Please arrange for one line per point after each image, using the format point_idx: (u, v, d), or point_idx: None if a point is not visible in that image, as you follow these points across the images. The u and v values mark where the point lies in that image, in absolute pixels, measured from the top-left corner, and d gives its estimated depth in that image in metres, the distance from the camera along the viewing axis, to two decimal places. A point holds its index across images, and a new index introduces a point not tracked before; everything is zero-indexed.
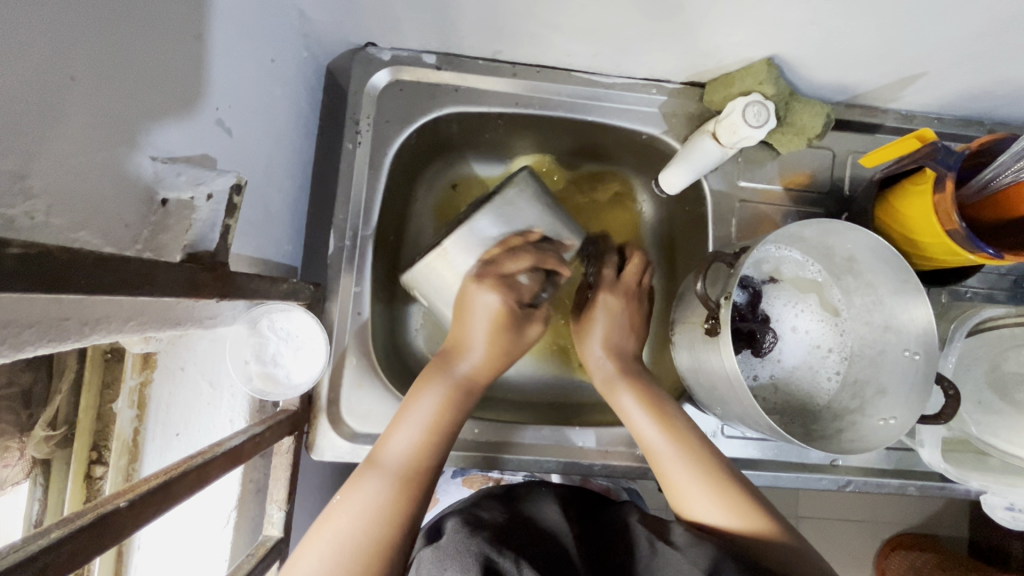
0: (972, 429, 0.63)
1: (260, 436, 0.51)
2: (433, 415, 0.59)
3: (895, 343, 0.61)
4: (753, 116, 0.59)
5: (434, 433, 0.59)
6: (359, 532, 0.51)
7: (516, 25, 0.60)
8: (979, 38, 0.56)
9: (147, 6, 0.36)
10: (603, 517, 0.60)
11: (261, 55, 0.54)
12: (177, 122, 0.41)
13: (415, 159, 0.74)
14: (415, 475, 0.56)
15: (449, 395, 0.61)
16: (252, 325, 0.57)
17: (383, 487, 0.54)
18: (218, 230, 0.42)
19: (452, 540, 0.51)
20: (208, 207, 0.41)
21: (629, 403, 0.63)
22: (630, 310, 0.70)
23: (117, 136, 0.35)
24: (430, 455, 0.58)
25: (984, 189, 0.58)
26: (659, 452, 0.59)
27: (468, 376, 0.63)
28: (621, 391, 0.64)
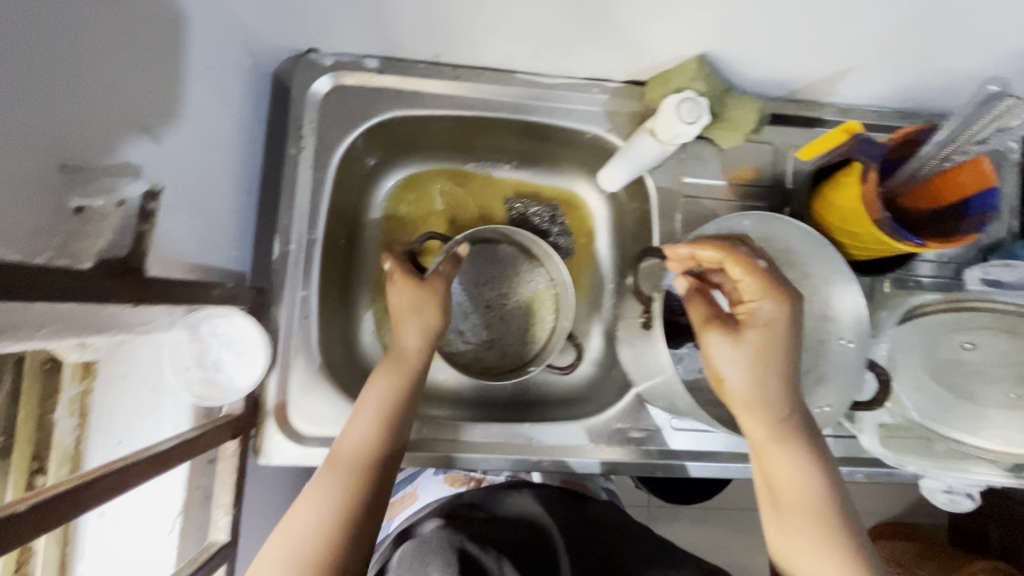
0: (915, 416, 0.63)
1: (195, 441, 0.51)
2: (383, 405, 0.61)
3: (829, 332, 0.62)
4: (685, 112, 0.60)
5: (386, 417, 0.61)
6: (324, 511, 0.53)
7: (452, 28, 0.61)
8: (898, 31, 0.57)
9: (49, 14, 0.37)
10: (577, 510, 0.66)
11: (197, 64, 0.55)
12: (92, 130, 0.41)
13: (363, 163, 0.74)
14: (377, 455, 0.58)
15: (401, 383, 0.63)
16: (192, 330, 0.57)
17: (351, 459, 0.57)
18: (131, 235, 0.45)
19: (435, 537, 0.58)
20: (120, 213, 0.43)
21: (790, 468, 0.52)
22: (802, 316, 0.54)
23: (21, 145, 0.35)
24: (383, 438, 0.59)
25: (912, 179, 0.59)
26: (807, 536, 0.51)
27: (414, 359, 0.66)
28: (788, 454, 0.53)
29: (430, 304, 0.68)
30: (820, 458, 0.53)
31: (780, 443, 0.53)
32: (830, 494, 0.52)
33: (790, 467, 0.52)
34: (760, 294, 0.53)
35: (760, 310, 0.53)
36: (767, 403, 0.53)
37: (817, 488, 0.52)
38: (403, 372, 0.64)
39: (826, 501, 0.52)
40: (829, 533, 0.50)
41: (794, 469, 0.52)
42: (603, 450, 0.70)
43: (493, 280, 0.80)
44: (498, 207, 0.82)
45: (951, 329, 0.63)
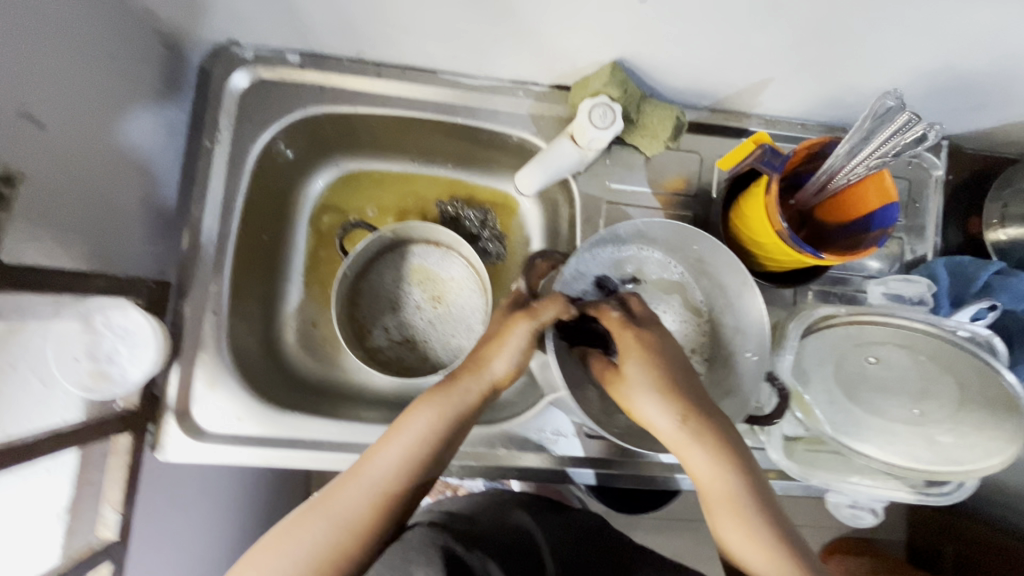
0: (827, 429, 0.62)
1: (70, 435, 0.50)
2: (417, 441, 0.53)
3: (739, 342, 0.63)
4: (598, 117, 0.61)
5: (416, 453, 0.53)
6: (319, 534, 0.49)
7: (364, 23, 0.61)
8: (805, 43, 0.57)
9: None
10: (564, 527, 0.64)
11: (98, 53, 0.54)
12: None
13: (289, 160, 0.73)
14: (399, 490, 0.52)
15: (446, 418, 0.55)
16: (84, 320, 0.57)
17: (365, 494, 0.51)
18: None
19: (417, 535, 0.55)
20: None
21: (727, 476, 0.52)
22: (668, 344, 0.57)
23: None
24: (406, 479, 0.52)
25: (821, 190, 0.59)
26: (754, 540, 0.50)
27: (464, 394, 0.56)
28: (723, 463, 0.52)
29: (518, 352, 0.57)
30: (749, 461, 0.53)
31: (694, 442, 0.52)
32: (765, 496, 0.52)
33: (708, 467, 0.52)
34: (620, 329, 0.57)
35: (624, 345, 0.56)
36: (681, 406, 0.53)
37: (739, 487, 0.52)
38: (451, 407, 0.55)
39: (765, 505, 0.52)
40: (773, 535, 0.50)
41: (726, 475, 0.52)
42: (516, 455, 0.69)
43: (419, 286, 0.80)
44: (430, 208, 0.81)
45: (856, 343, 0.64)
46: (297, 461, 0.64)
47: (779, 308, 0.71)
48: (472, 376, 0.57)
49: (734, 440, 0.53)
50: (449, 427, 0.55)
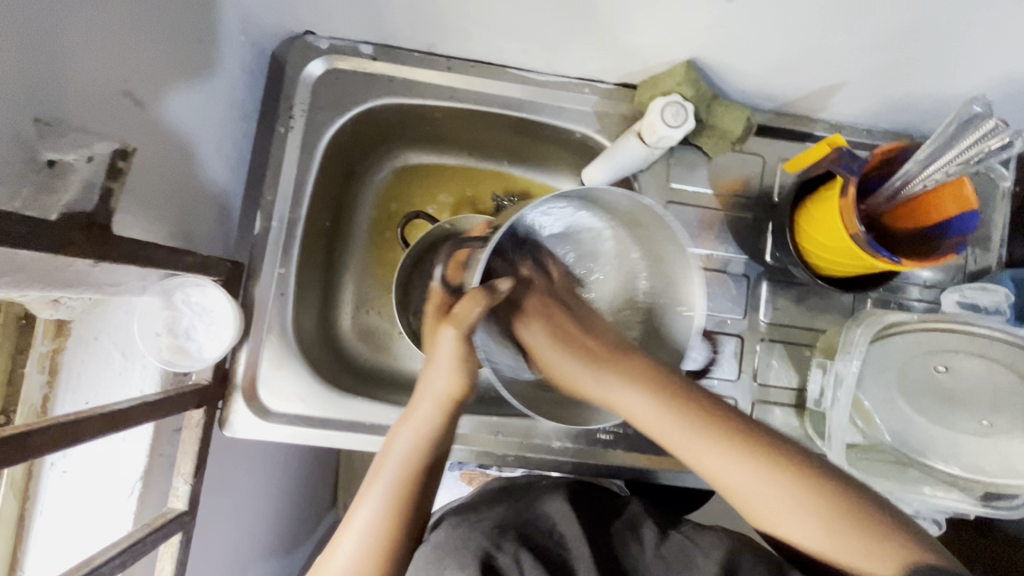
0: (886, 437, 0.63)
1: (155, 404, 0.52)
2: (407, 458, 0.57)
3: (673, 298, 0.62)
4: (670, 116, 0.61)
5: (409, 469, 0.56)
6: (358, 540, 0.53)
7: (440, 16, 0.62)
8: (887, 46, 0.57)
9: None
10: (603, 501, 0.65)
11: (190, 37, 0.56)
12: (81, 71, 0.43)
13: (353, 149, 0.75)
14: (411, 495, 0.55)
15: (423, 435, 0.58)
16: (165, 297, 0.59)
17: (376, 510, 0.54)
18: (97, 192, 0.42)
19: (450, 537, 0.58)
20: (88, 169, 0.42)
21: (689, 444, 0.55)
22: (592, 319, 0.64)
23: (14, 100, 0.37)
24: (409, 490, 0.56)
25: (894, 197, 0.59)
26: (756, 494, 0.52)
27: (426, 415, 0.60)
28: (671, 430, 0.56)
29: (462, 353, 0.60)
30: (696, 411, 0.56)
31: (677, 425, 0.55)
32: (747, 441, 0.53)
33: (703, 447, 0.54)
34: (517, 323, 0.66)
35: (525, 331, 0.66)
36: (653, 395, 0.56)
37: (739, 457, 0.53)
38: (421, 431, 0.58)
39: (746, 448, 0.53)
40: (773, 478, 0.51)
41: (693, 440, 0.55)
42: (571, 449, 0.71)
43: None
44: (487, 203, 0.82)
45: (926, 350, 0.62)
46: (357, 443, 0.65)
47: (837, 314, 0.72)
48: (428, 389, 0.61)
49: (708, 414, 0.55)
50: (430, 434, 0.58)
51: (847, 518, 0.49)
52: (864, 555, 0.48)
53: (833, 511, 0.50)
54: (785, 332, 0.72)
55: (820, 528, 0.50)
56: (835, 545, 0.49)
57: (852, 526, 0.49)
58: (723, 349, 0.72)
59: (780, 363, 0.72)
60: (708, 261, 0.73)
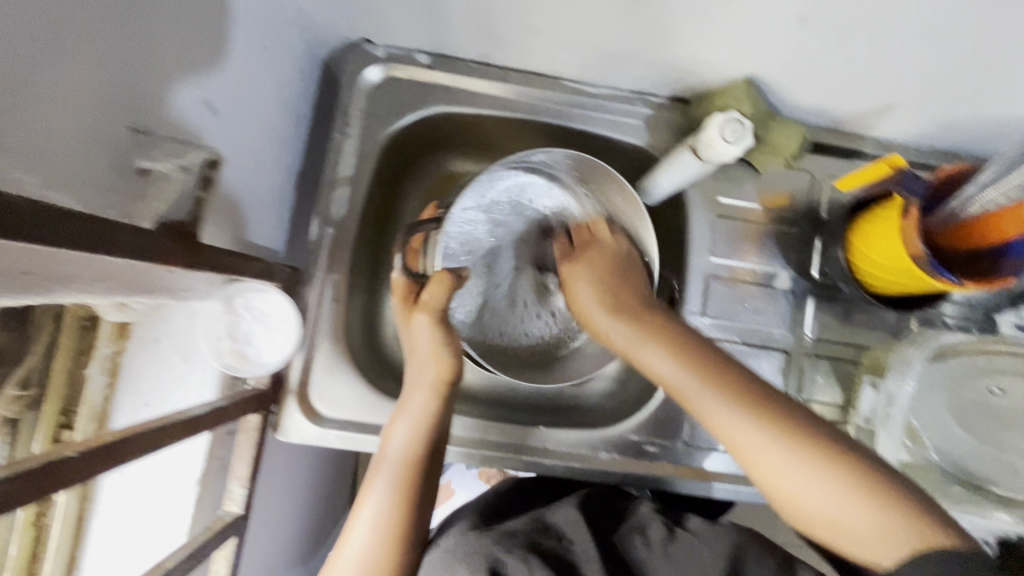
0: (935, 456, 0.65)
1: (223, 411, 0.52)
2: (404, 454, 0.59)
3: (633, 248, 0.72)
4: (730, 132, 0.61)
5: (408, 462, 0.58)
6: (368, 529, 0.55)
7: (504, 29, 0.62)
8: (953, 70, 0.57)
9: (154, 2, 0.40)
10: (611, 509, 0.65)
11: (258, 45, 0.56)
12: (171, 79, 0.43)
13: (403, 156, 0.75)
14: (413, 484, 0.58)
15: (420, 420, 0.60)
16: (226, 302, 0.59)
17: (381, 500, 0.56)
18: (190, 201, 0.44)
19: (456, 542, 0.57)
20: (183, 178, 0.43)
21: (715, 414, 0.52)
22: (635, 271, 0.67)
23: (115, 111, 0.38)
24: (410, 480, 0.58)
25: (953, 219, 0.59)
26: (790, 475, 0.49)
27: (422, 399, 0.61)
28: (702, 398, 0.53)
29: (436, 338, 0.64)
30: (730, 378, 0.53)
31: (704, 399, 0.52)
32: (778, 417, 0.50)
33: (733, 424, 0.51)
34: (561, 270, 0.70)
35: (573, 283, 0.68)
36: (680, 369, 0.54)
37: (774, 433, 0.50)
38: (418, 414, 0.60)
39: (778, 422, 0.50)
40: (808, 457, 0.49)
41: (725, 415, 0.52)
42: (618, 461, 0.70)
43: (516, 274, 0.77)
44: None
45: (979, 371, 0.65)
46: None
47: (884, 333, 0.72)
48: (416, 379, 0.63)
49: (739, 389, 0.52)
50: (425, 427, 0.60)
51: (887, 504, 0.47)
52: (905, 549, 0.45)
53: (871, 500, 0.47)
54: (829, 348, 0.72)
55: (857, 515, 0.47)
56: (872, 534, 0.46)
57: (892, 514, 0.46)
58: (769, 363, 0.71)
59: (825, 378, 0.71)
60: (753, 275, 0.72)
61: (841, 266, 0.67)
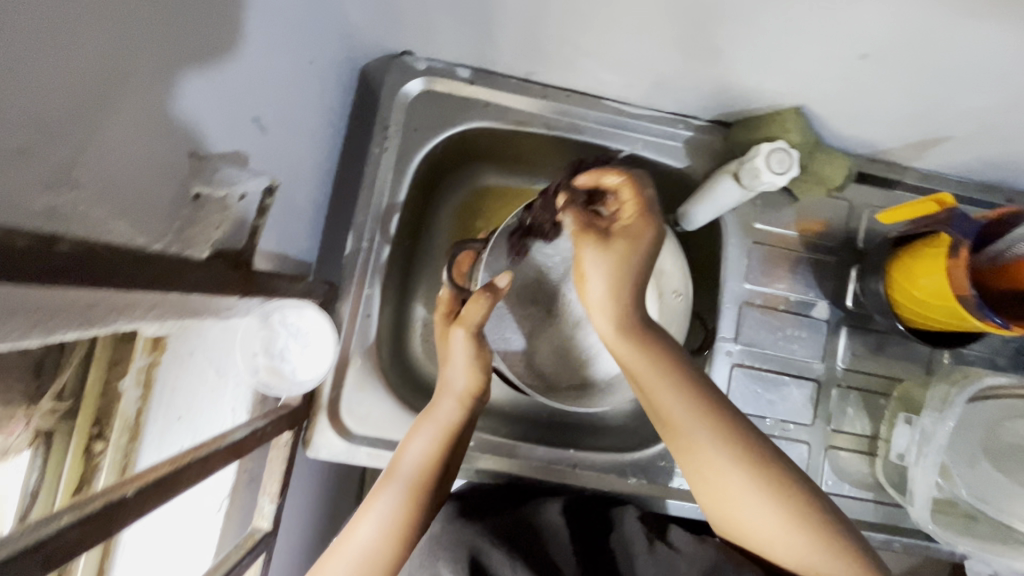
0: (963, 492, 0.66)
1: (262, 431, 0.51)
2: (418, 468, 0.57)
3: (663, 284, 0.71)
4: (776, 162, 0.61)
5: (422, 476, 0.57)
6: (371, 536, 0.53)
7: (552, 49, 0.60)
8: (1009, 111, 0.56)
9: (211, 23, 0.39)
10: (596, 518, 0.64)
11: (302, 58, 0.55)
12: (225, 98, 0.43)
13: (438, 169, 0.74)
14: (423, 497, 0.56)
15: (442, 431, 0.59)
16: (264, 319, 0.59)
17: (388, 511, 0.54)
18: (247, 229, 0.47)
19: (442, 530, 0.57)
20: (239, 207, 0.45)
21: (719, 463, 0.52)
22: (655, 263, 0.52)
23: (174, 135, 0.37)
24: (425, 487, 0.57)
25: (996, 259, 0.59)
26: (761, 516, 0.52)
27: (448, 411, 0.60)
28: (698, 436, 0.53)
29: (473, 353, 0.62)
30: (723, 421, 0.53)
31: (719, 445, 0.52)
32: (780, 479, 0.52)
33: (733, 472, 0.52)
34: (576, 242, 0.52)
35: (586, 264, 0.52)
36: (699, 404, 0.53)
37: (773, 493, 0.52)
38: (441, 426, 0.59)
39: (773, 486, 0.52)
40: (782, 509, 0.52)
41: (718, 463, 0.52)
42: (646, 487, 0.70)
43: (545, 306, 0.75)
44: None
45: (1015, 415, 0.66)
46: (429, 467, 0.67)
47: (916, 366, 0.72)
48: (444, 393, 0.61)
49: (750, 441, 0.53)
50: (446, 442, 0.59)
51: (847, 558, 0.51)
52: None
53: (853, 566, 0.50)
54: (860, 379, 0.72)
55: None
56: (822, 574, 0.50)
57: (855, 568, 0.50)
58: (800, 393, 0.71)
59: (855, 410, 0.71)
60: (787, 302, 0.72)
61: (880, 299, 0.66)
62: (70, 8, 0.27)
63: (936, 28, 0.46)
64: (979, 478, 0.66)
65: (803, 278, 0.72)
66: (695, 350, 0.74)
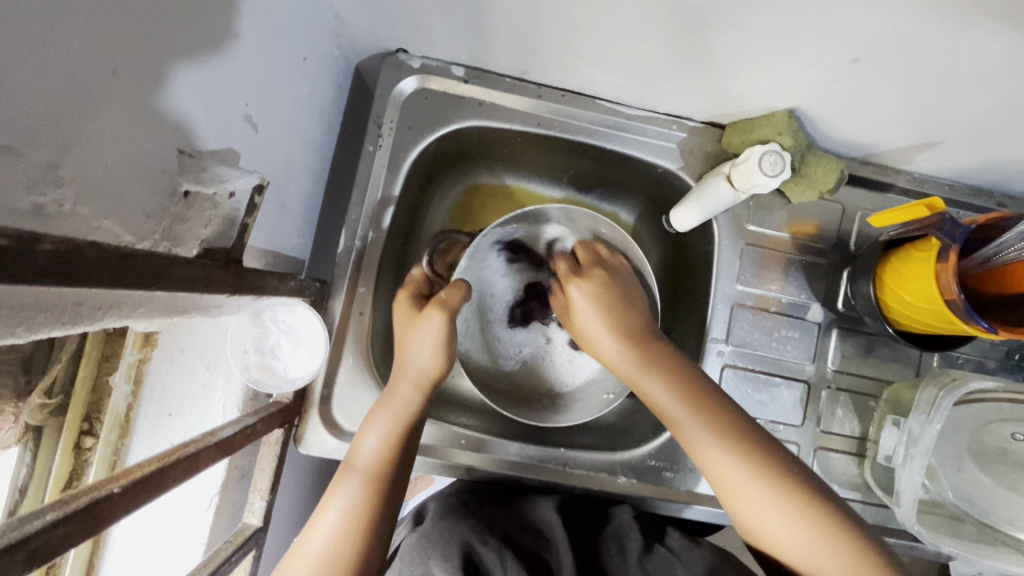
0: (949, 493, 0.68)
1: (252, 428, 0.51)
2: (375, 460, 0.57)
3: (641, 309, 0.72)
4: (768, 165, 0.60)
5: (380, 467, 0.57)
6: (331, 526, 0.53)
7: (546, 49, 0.60)
8: (999, 118, 0.56)
9: (202, 20, 0.38)
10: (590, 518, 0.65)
11: (295, 56, 0.55)
12: (215, 93, 0.42)
13: (432, 167, 0.74)
14: (382, 486, 0.56)
15: (399, 419, 0.59)
16: (255, 316, 0.59)
17: (348, 503, 0.54)
18: (236, 229, 0.45)
19: (434, 527, 0.56)
20: (230, 204, 0.44)
21: (694, 435, 0.56)
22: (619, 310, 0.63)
23: (163, 133, 0.37)
24: (383, 474, 0.57)
25: (987, 263, 0.59)
26: (755, 499, 0.53)
27: (405, 398, 0.60)
28: (687, 424, 0.56)
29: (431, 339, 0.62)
30: (695, 396, 0.57)
31: (690, 418, 0.56)
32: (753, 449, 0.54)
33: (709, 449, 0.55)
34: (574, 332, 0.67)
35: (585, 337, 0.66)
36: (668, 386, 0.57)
37: (744, 467, 0.53)
38: (398, 413, 0.59)
39: (749, 456, 0.54)
40: (773, 486, 0.52)
41: (699, 440, 0.56)
42: (637, 486, 0.70)
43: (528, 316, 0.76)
44: None
45: (1002, 418, 0.65)
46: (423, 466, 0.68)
47: (905, 368, 0.73)
48: (401, 381, 0.61)
49: (723, 413, 0.56)
50: (405, 429, 0.59)
51: (823, 523, 0.51)
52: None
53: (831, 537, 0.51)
54: (850, 381, 0.72)
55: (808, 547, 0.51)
56: (800, 547, 0.51)
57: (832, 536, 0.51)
58: (790, 395, 0.71)
59: (844, 412, 0.72)
60: (779, 303, 0.72)
61: (871, 302, 0.67)
62: (56, 7, 0.27)
63: (928, 34, 0.47)
64: (965, 479, 0.67)
65: (795, 280, 0.72)
66: (686, 351, 0.74)
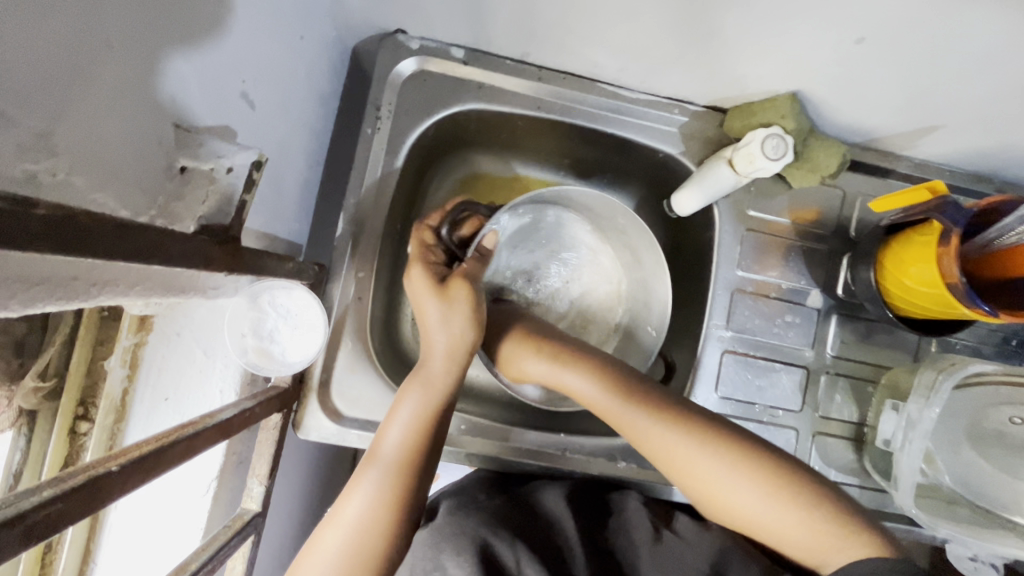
0: (946, 478, 0.68)
1: (251, 411, 0.51)
2: (400, 443, 0.56)
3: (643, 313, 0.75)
4: (770, 148, 0.60)
5: (408, 451, 0.56)
6: (359, 507, 0.53)
7: (547, 31, 0.60)
8: (1002, 101, 0.56)
9: None
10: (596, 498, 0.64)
11: (292, 34, 0.54)
12: (210, 67, 0.41)
13: (431, 151, 0.73)
14: (409, 468, 0.56)
15: (432, 398, 0.59)
16: (253, 299, 0.59)
17: (374, 488, 0.54)
18: (233, 205, 0.44)
19: (447, 521, 0.58)
20: (227, 179, 0.43)
21: (647, 429, 0.56)
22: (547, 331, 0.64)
23: (159, 106, 0.36)
24: (411, 453, 0.56)
25: (986, 247, 0.59)
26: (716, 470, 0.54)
27: (438, 376, 0.59)
28: (636, 419, 0.57)
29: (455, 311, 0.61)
30: (643, 392, 0.58)
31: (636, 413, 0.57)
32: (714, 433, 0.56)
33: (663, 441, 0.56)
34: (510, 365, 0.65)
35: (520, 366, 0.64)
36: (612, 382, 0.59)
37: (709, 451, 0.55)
38: (429, 390, 0.59)
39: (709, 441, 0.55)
40: (724, 453, 0.54)
41: (655, 434, 0.56)
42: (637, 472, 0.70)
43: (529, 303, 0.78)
44: None
45: (1001, 401, 0.66)
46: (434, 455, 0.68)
47: (903, 354, 0.73)
48: (432, 358, 0.60)
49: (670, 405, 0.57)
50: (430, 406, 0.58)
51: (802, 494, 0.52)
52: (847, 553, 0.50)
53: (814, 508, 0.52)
54: (849, 366, 0.72)
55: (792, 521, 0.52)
56: (784, 522, 0.52)
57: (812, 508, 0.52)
58: (790, 381, 0.71)
59: (843, 398, 0.72)
60: (779, 289, 0.72)
61: (871, 287, 0.67)
62: None
63: (934, 12, 0.46)
64: (961, 462, 0.68)
65: (796, 266, 0.72)
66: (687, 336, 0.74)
